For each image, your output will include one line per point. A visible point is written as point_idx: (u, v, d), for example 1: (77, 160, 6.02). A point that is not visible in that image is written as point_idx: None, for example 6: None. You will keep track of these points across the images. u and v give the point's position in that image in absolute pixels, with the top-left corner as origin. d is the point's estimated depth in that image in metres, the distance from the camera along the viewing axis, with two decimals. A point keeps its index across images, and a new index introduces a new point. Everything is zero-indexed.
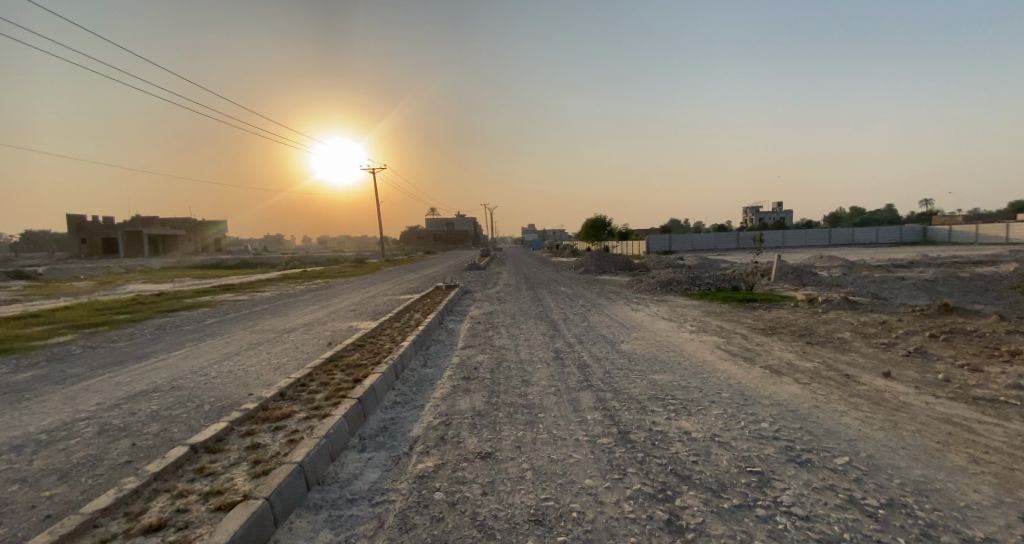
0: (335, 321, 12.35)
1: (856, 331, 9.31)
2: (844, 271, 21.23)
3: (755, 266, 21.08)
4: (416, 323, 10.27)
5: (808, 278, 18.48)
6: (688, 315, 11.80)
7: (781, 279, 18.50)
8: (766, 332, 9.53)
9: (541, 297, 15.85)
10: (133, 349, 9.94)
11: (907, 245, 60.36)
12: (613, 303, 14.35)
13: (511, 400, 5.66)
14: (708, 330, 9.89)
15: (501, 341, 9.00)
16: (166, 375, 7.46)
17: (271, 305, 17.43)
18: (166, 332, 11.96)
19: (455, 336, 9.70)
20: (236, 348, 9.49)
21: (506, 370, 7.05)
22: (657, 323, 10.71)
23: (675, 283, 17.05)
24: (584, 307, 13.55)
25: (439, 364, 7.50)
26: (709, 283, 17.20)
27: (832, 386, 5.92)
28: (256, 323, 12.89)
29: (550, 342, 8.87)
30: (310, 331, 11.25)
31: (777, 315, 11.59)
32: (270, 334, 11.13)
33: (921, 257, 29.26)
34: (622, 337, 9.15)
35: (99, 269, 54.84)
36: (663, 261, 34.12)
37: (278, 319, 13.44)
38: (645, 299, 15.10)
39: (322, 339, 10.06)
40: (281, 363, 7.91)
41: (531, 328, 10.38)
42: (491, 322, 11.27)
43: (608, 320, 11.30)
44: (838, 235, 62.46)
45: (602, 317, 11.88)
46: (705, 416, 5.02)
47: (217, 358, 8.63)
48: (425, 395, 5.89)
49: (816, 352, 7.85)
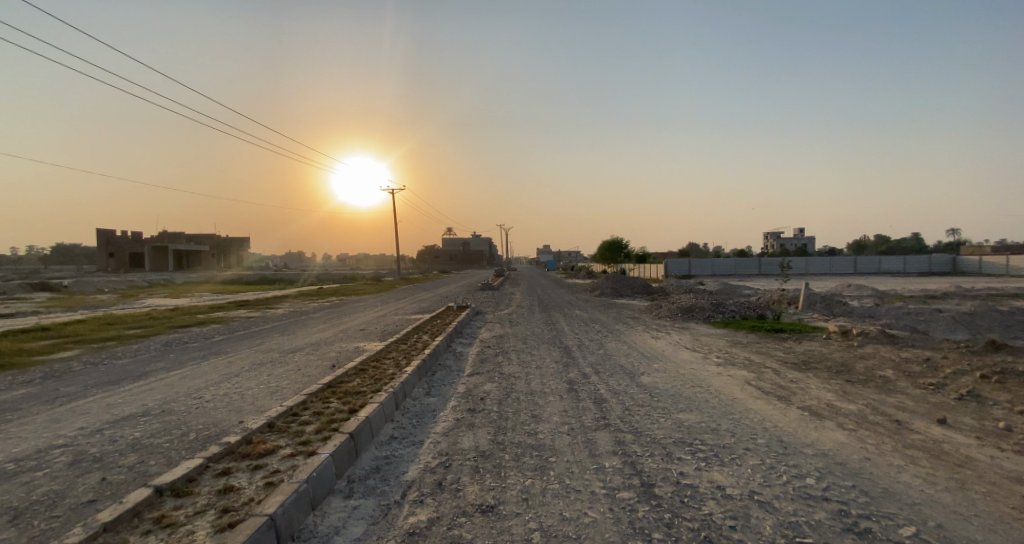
0: (342, 342, 12.00)
1: (899, 369, 8.48)
2: (877, 301, 20.11)
3: (780, 294, 20.16)
4: (423, 345, 9.83)
5: (838, 308, 17.49)
6: (712, 346, 11.06)
7: (809, 309, 17.51)
8: (799, 366, 8.77)
9: (555, 321, 15.26)
10: (134, 367, 9.72)
11: (938, 274, 57.95)
12: (631, 330, 13.69)
13: (518, 440, 5.10)
14: (735, 363, 9.18)
15: (511, 369, 8.47)
16: (159, 397, 7.14)
17: (281, 322, 17.23)
18: (172, 350, 11.79)
19: (462, 361, 9.20)
20: (237, 368, 9.18)
21: (515, 402, 6.50)
22: (679, 353, 10.03)
23: (696, 310, 16.29)
24: (600, 333, 12.92)
25: (444, 392, 7.01)
26: (732, 310, 16.38)
27: (884, 434, 5.20)
28: (262, 341, 12.63)
29: (563, 371, 8.30)
30: (315, 351, 10.90)
31: (808, 347, 10.76)
32: (274, 354, 10.82)
33: (956, 288, 27.77)
34: (641, 369, 8.52)
35: (124, 284, 56.36)
36: (682, 285, 33.23)
37: (285, 338, 13.17)
38: (664, 326, 14.38)
39: (326, 361, 9.68)
40: (279, 387, 7.52)
41: (544, 354, 9.82)
42: (502, 347, 10.75)
43: (626, 349, 10.66)
44: (865, 263, 60.29)
45: (619, 344, 11.25)
46: (740, 467, 4.38)
47: (215, 379, 8.31)
48: (425, 430, 5.39)
49: (858, 391, 7.08)
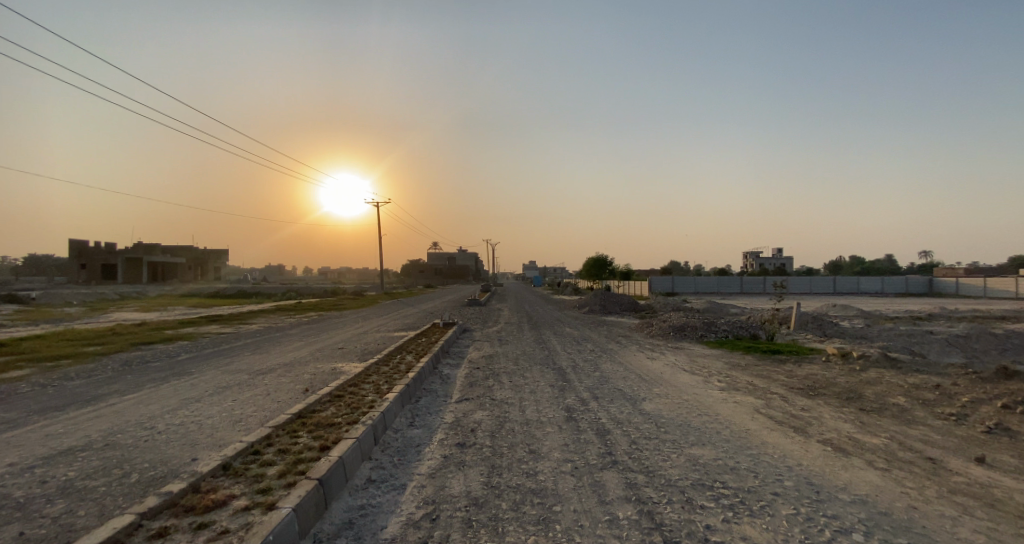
0: (319, 362, 11.15)
1: (910, 396, 8.12)
2: (865, 322, 20.12)
3: (770, 314, 19.99)
4: (407, 367, 9.08)
5: (830, 328, 17.35)
6: (711, 368, 10.58)
7: (801, 329, 17.27)
8: (807, 392, 8.33)
9: (545, 339, 14.64)
10: (82, 389, 8.72)
11: (913, 295, 59.50)
12: (626, 349, 13.17)
13: (516, 483, 4.44)
14: (740, 387, 8.68)
15: (503, 394, 7.82)
16: (104, 426, 6.25)
17: (255, 339, 16.17)
18: (130, 369, 10.75)
19: (450, 385, 8.48)
20: (200, 392, 8.29)
21: (509, 434, 5.83)
22: (679, 376, 9.50)
23: (690, 329, 15.89)
24: (593, 353, 12.33)
25: (429, 422, 6.30)
26: (726, 329, 16.03)
27: (922, 477, 4.72)
28: (232, 361, 11.67)
29: (560, 397, 7.67)
30: (289, 372, 10.03)
31: (811, 371, 10.37)
32: (244, 375, 9.92)
33: (936, 309, 28.25)
34: (643, 393, 7.96)
35: (92, 295, 53.73)
36: (670, 302, 33.05)
37: (257, 357, 12.21)
38: (659, 345, 13.89)
39: (301, 384, 8.86)
40: (244, 415, 6.70)
41: (538, 377, 9.17)
42: (492, 368, 10.09)
43: (622, 370, 10.10)
44: (845, 283, 61.44)
45: (615, 365, 10.68)
46: (773, 519, 3.80)
47: (174, 404, 7.43)
48: (407, 471, 4.68)
49: (875, 423, 6.65)
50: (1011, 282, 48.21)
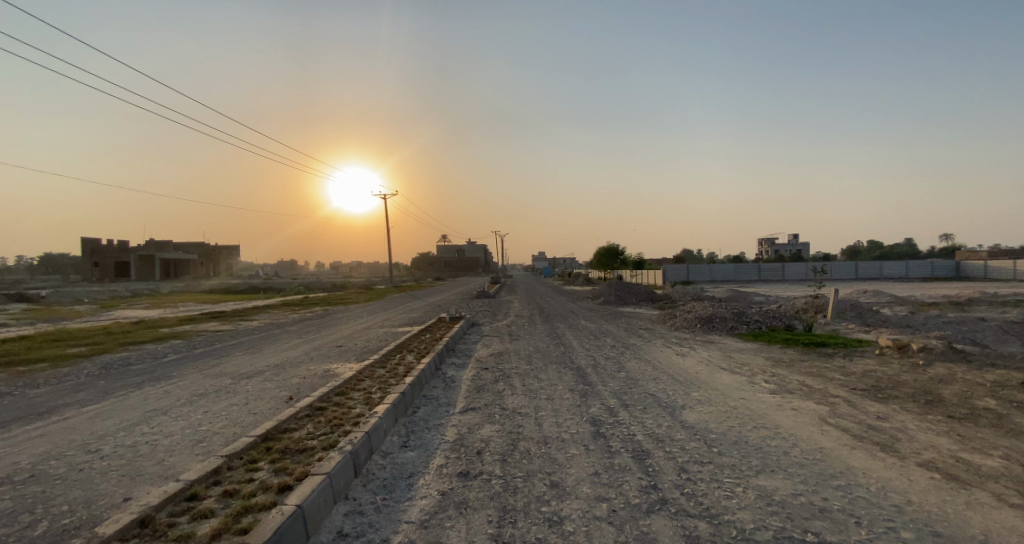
0: (312, 363, 10.09)
1: (1002, 397, 6.79)
2: (908, 309, 18.53)
3: (803, 303, 18.53)
4: (406, 369, 7.96)
5: (871, 317, 15.86)
6: (752, 366, 9.29)
7: (839, 319, 15.81)
8: (875, 395, 7.04)
9: (560, 334, 13.45)
10: (44, 399, 7.79)
11: (940, 279, 56.91)
12: (650, 344, 11.93)
13: (536, 538, 3.28)
14: (793, 389, 7.41)
15: (515, 403, 6.66)
16: (38, 450, 5.21)
17: (252, 337, 15.22)
18: (107, 374, 9.81)
19: (454, 391, 7.35)
20: (171, 402, 7.27)
21: (525, 459, 4.69)
22: (718, 377, 8.25)
23: (718, 321, 14.56)
24: (615, 349, 11.09)
25: (427, 442, 5.15)
26: (758, 320, 14.68)
27: None
28: (220, 362, 10.69)
29: (583, 406, 6.50)
30: (278, 376, 8.99)
31: (868, 367, 9.03)
32: (227, 379, 8.91)
33: (976, 293, 26.38)
34: (681, 401, 6.74)
35: (104, 293, 53.94)
36: (689, 291, 31.52)
37: (248, 357, 11.21)
38: (686, 339, 12.60)
39: (286, 390, 7.81)
40: (208, 433, 5.63)
41: (555, 380, 8.00)
42: (502, 369, 8.94)
43: (651, 370, 8.87)
44: (866, 268, 59.08)
45: (642, 364, 9.45)
46: None
47: (135, 416, 6.41)
48: (392, 519, 3.56)
49: (977, 432, 5.36)
50: None
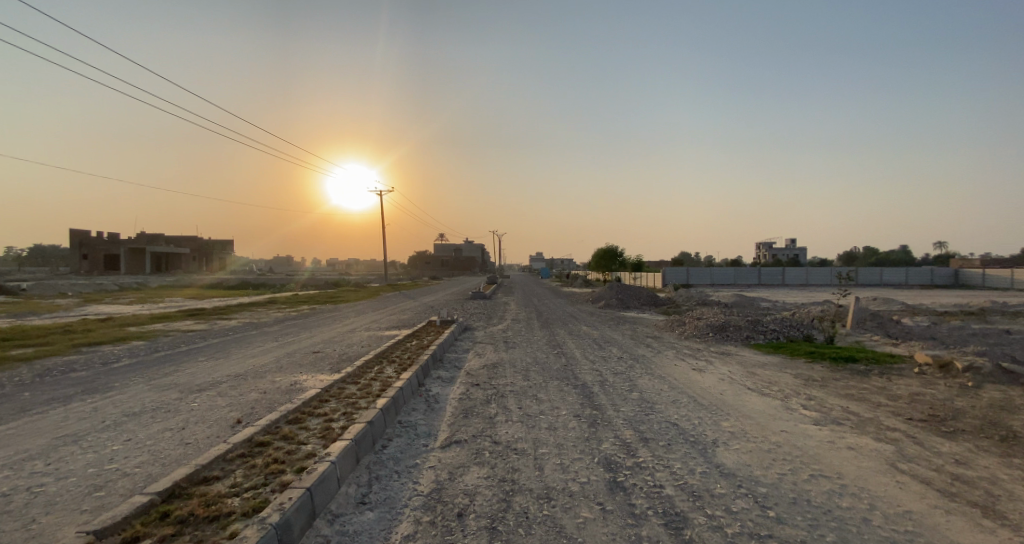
0: (278, 374, 8.81)
1: None
2: (929, 319, 17.40)
3: (817, 311, 17.40)
4: (381, 387, 6.70)
5: (893, 328, 14.73)
6: (782, 385, 8.10)
7: (860, 329, 14.67)
8: (940, 427, 5.88)
9: (560, 342, 12.22)
10: None
11: (942, 286, 56.11)
12: (661, 356, 10.75)
13: None
14: (840, 418, 6.21)
15: (510, 434, 5.44)
16: None
17: (223, 340, 13.92)
18: (40, 383, 8.52)
19: (436, 415, 6.12)
20: (93, 425, 6.01)
21: (522, 527, 3.47)
22: (747, 401, 7.07)
23: (731, 330, 13.39)
24: (623, 361, 9.88)
25: (393, 496, 3.92)
26: (775, 330, 13.52)
27: None
28: (174, 371, 9.40)
29: (592, 440, 5.28)
30: (233, 390, 7.72)
31: (915, 389, 7.87)
32: (174, 393, 7.65)
33: (988, 302, 25.44)
34: (710, 435, 5.54)
35: (89, 286, 52.36)
36: (691, 296, 30.43)
37: (210, 365, 9.93)
38: (699, 351, 11.42)
39: (237, 410, 6.55)
40: (113, 476, 4.37)
41: (557, 402, 6.79)
42: (495, 385, 7.72)
43: (667, 389, 7.67)
44: (866, 274, 58.43)
45: (656, 381, 8.25)
46: None
47: (34, 446, 5.16)
48: None
49: None
50: None
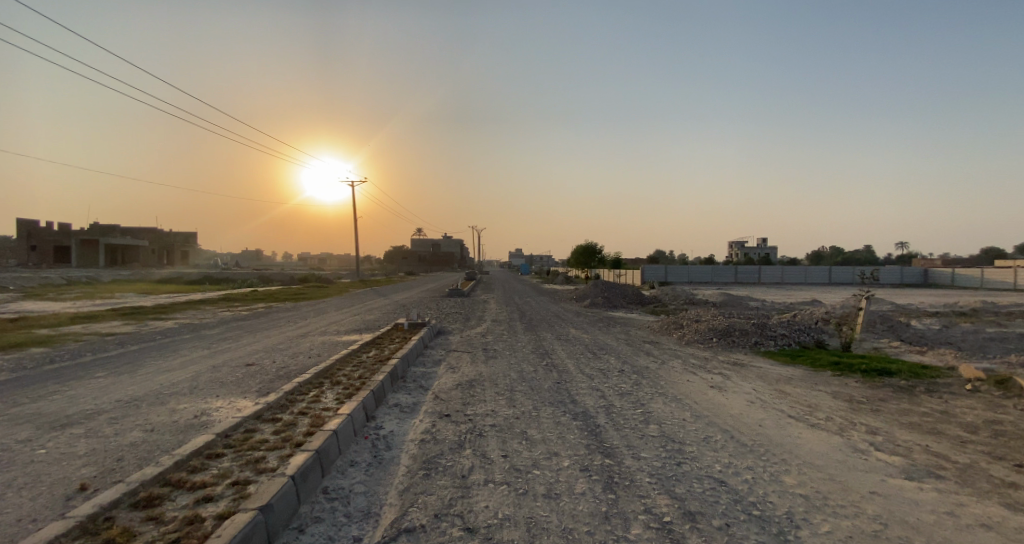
0: (185, 399, 6.69)
1: None
2: (935, 322, 16.42)
3: (820, 314, 16.19)
4: (307, 430, 4.69)
5: (905, 334, 13.58)
6: (827, 411, 6.54)
7: (871, 335, 13.44)
8: None
9: (549, 350, 10.44)
10: None
11: (912, 285, 57.21)
12: (668, 367, 9.13)
13: None
14: (935, 467, 4.61)
15: (490, 512, 3.61)
16: None
17: (145, 346, 11.54)
18: None
19: (382, 474, 4.22)
20: None
21: None
22: (799, 438, 5.42)
23: (738, 336, 11.90)
24: (627, 376, 8.15)
25: None
26: (785, 335, 12.10)
27: None
28: (48, 392, 7.13)
29: (614, 522, 3.50)
30: (107, 424, 5.57)
31: (986, 415, 6.43)
32: (20, 428, 5.47)
33: (971, 303, 25.06)
34: (780, 504, 3.83)
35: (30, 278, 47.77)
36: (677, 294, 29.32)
37: (102, 383, 7.67)
38: (709, 361, 9.84)
39: (92, 462, 4.51)
40: None
41: (554, 446, 4.99)
42: (471, 417, 5.87)
43: (691, 419, 5.97)
44: (838, 273, 59.31)
45: (674, 405, 6.54)
46: None
47: None
48: None
49: None
50: (1011, 272, 46.09)
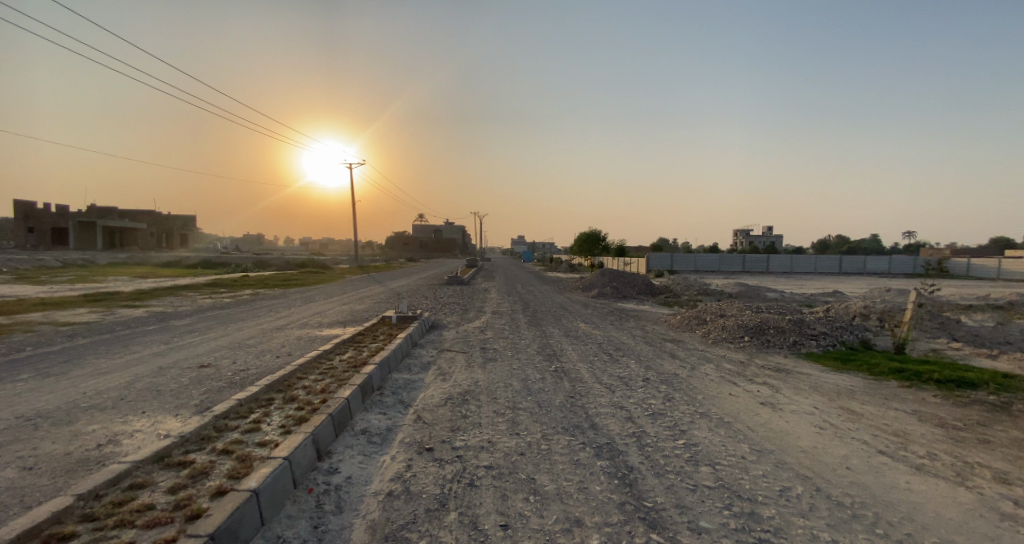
0: (99, 411, 5.24)
1: None
2: (984, 319, 14.81)
3: (856, 308, 14.61)
4: (215, 492, 3.17)
5: (958, 332, 12.06)
6: (923, 442, 5.06)
7: (921, 335, 11.87)
8: None
9: (558, 351, 8.96)
10: None
11: (926, 276, 55.32)
12: (701, 374, 7.66)
13: None
14: None
15: None
16: None
17: (95, 339, 10.07)
18: None
19: None
20: None
21: None
22: (910, 489, 3.93)
23: (773, 335, 10.41)
24: (655, 389, 6.67)
25: None
26: (828, 335, 10.56)
27: None
28: None
29: None
30: None
31: None
32: None
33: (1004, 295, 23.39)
34: None
35: (22, 259, 46.51)
36: (689, 284, 27.68)
37: (10, 387, 6.22)
38: (747, 366, 8.37)
39: None
40: None
41: (574, 507, 3.52)
42: (459, 453, 4.40)
43: (753, 459, 4.49)
44: (851, 263, 57.26)
45: (725, 435, 5.04)
46: None
47: None
48: None
49: None
50: None
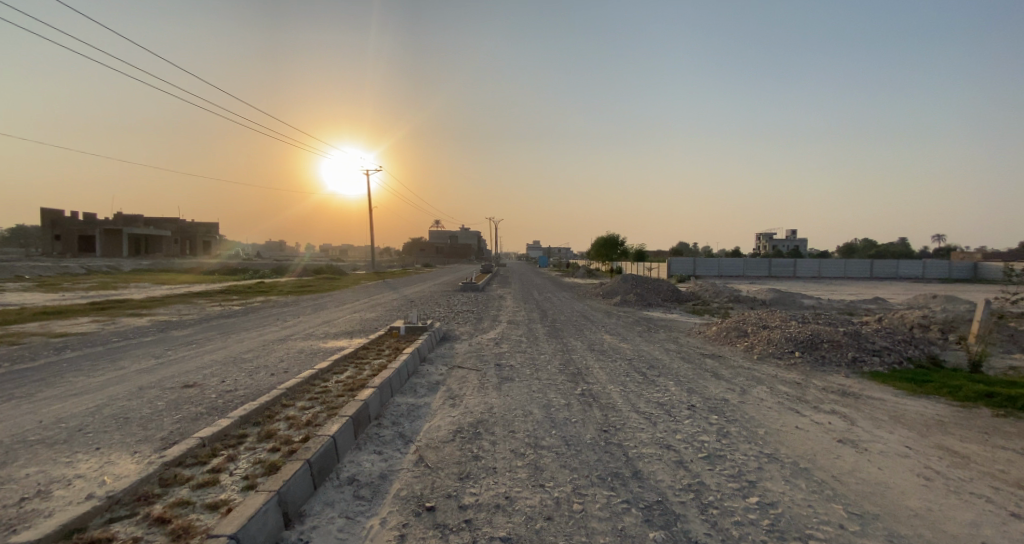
0: (44, 449, 4.41)
1: None
2: None
3: (912, 318, 13.12)
4: None
5: None
6: None
7: (997, 350, 10.40)
8: None
9: (583, 369, 7.90)
10: None
11: (966, 281, 52.14)
12: (754, 400, 6.51)
13: None
14: None
15: None
16: None
17: (85, 353, 9.42)
18: None
19: None
20: None
21: None
22: None
23: (828, 350, 9.13)
24: (704, 420, 5.56)
25: None
26: (892, 350, 9.23)
27: None
28: None
29: None
30: None
31: None
32: None
33: None
34: None
35: (50, 266, 47.56)
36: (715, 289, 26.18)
37: None
38: (805, 388, 7.18)
39: None
40: None
41: None
42: (469, 517, 3.39)
43: (856, 531, 3.36)
44: (882, 267, 54.52)
45: (807, 491, 3.93)
46: None
47: None
48: None
49: None
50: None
